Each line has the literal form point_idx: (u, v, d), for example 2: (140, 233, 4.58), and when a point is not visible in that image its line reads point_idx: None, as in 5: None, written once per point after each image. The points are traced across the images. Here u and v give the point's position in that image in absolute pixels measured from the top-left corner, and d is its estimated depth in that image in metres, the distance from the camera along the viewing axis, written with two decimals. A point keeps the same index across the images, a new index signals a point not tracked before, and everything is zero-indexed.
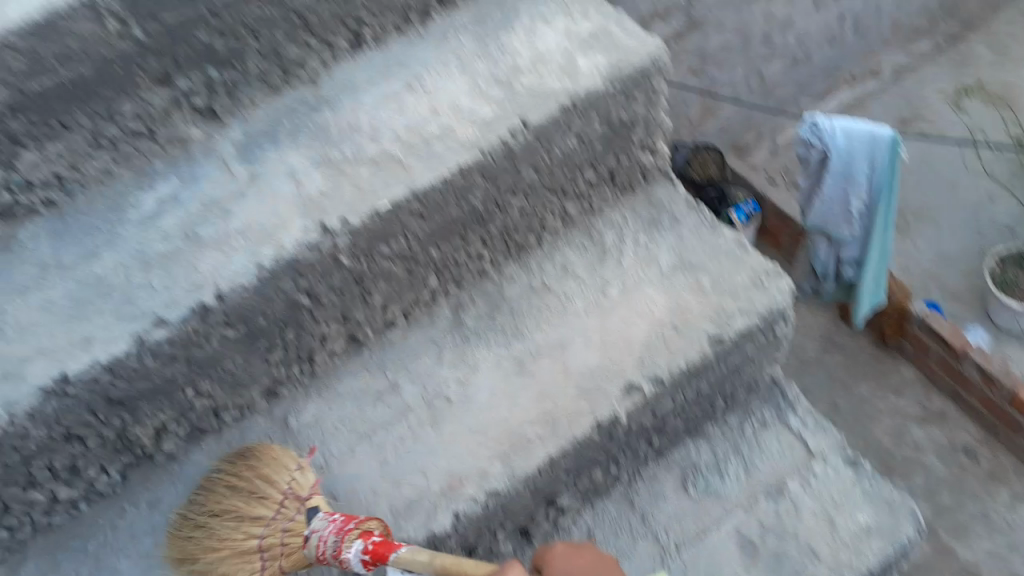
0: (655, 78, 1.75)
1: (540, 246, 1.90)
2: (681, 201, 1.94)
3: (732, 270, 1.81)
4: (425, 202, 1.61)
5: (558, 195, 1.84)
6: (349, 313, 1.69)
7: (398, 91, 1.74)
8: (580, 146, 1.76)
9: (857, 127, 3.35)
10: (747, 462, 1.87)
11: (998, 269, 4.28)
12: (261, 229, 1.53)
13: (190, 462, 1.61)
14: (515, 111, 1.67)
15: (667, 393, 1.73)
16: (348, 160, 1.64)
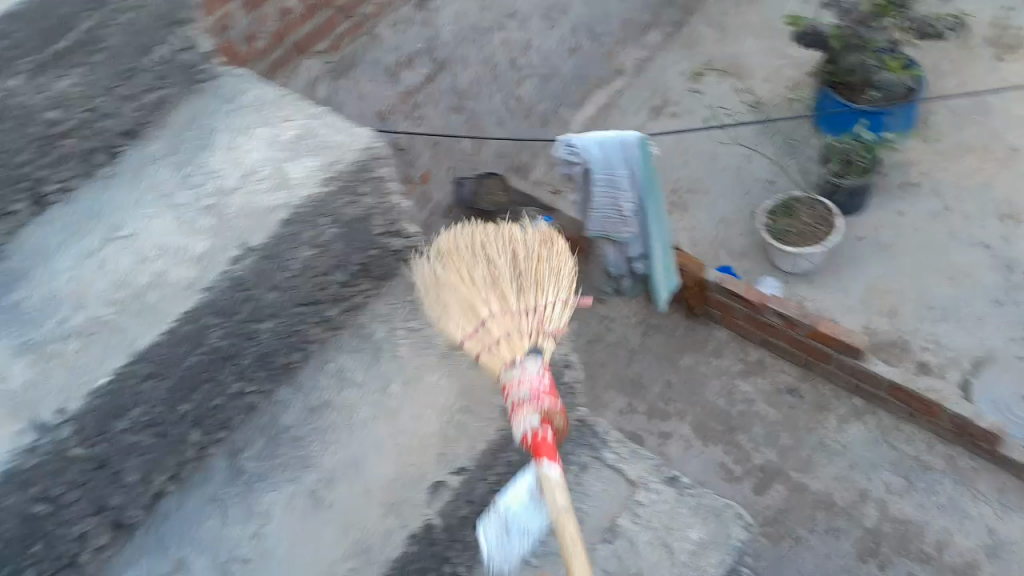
0: (377, 166, 1.67)
1: (308, 359, 1.76)
2: None
3: None
4: (152, 362, 1.42)
5: (310, 305, 1.70)
6: (104, 500, 1.46)
7: (97, 247, 1.54)
8: (317, 250, 1.64)
9: (605, 138, 3.53)
10: (576, 510, 1.84)
11: (769, 223, 4.52)
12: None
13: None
14: (232, 239, 1.53)
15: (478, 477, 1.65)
16: (50, 338, 1.44)
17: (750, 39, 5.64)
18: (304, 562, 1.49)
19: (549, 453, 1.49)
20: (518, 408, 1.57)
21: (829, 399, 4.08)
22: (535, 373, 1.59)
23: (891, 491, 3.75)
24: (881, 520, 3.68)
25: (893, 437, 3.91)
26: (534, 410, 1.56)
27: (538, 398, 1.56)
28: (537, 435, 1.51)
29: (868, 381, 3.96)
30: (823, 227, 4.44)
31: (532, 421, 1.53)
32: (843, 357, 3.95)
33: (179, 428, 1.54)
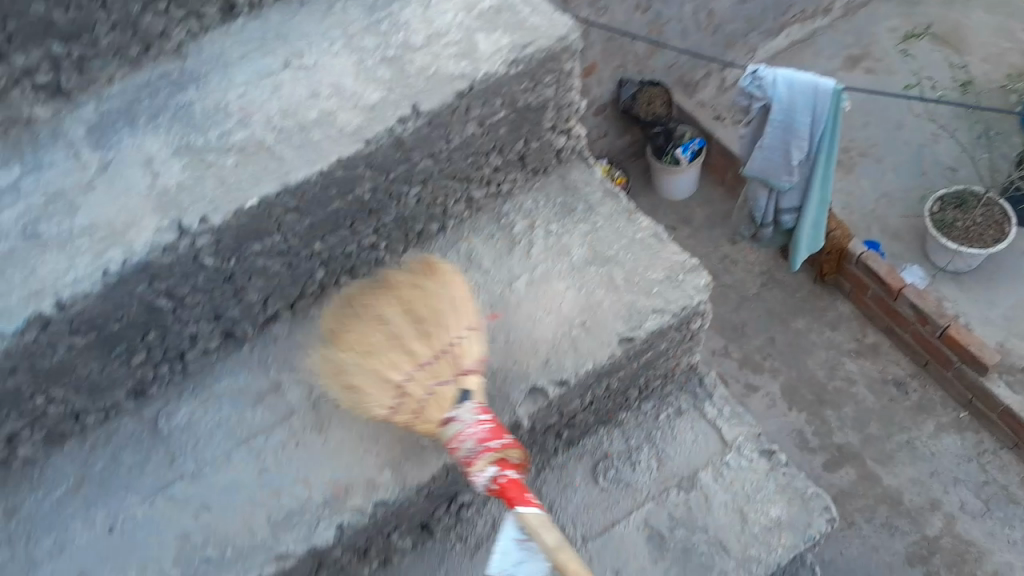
0: (566, 59, 1.58)
1: (444, 232, 1.75)
2: (598, 187, 1.77)
3: (648, 265, 1.67)
4: (300, 197, 1.44)
5: (461, 180, 1.67)
6: (221, 311, 1.55)
7: (276, 69, 1.57)
8: (482, 130, 1.59)
9: (797, 80, 3.32)
10: (658, 450, 1.84)
11: (938, 209, 4.17)
12: (106, 229, 1.39)
13: (49, 472, 1.52)
14: (406, 96, 1.50)
15: (572, 393, 1.62)
16: (211, 147, 1.48)
17: (982, 8, 5.03)
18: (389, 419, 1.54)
19: (517, 497, 1.39)
20: (471, 466, 1.43)
21: (934, 405, 3.84)
22: (467, 420, 1.45)
23: (964, 509, 3.55)
24: (944, 533, 3.50)
25: (986, 460, 3.67)
26: (486, 464, 1.41)
27: (484, 454, 1.41)
28: (501, 482, 1.40)
29: (983, 400, 3.76)
30: (993, 231, 4.08)
31: (489, 473, 1.41)
32: (964, 367, 3.76)
33: (303, 266, 1.59)
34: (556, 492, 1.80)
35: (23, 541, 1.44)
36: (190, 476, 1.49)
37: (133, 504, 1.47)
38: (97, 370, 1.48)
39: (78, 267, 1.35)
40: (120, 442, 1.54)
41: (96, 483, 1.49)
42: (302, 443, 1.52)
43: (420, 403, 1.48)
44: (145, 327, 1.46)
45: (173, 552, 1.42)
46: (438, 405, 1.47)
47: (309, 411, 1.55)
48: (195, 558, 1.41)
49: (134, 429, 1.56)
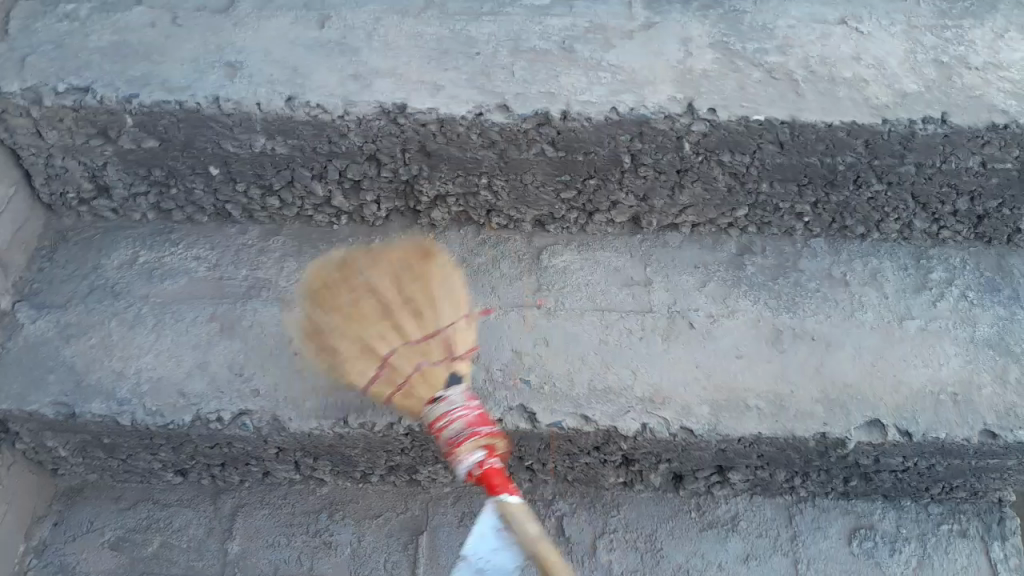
0: (952, 143, 1.27)
1: (862, 239, 1.48)
2: (889, 280, 1.43)
3: (919, 361, 1.34)
4: (558, 131, 1.24)
5: (917, 201, 1.39)
6: (651, 195, 1.39)
7: (620, 15, 1.36)
8: (980, 170, 1.32)
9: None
10: (766, 559, 1.48)
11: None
12: (552, 63, 1.28)
13: (306, 247, 1.42)
14: (939, 101, 1.26)
15: (785, 453, 1.33)
16: (746, 55, 1.30)
17: None
18: (733, 366, 1.34)
19: (502, 484, 1.09)
20: None
21: None
22: None
23: None
24: None
25: None
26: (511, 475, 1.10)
27: (473, 433, 1.11)
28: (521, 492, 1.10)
29: None
30: None
31: (478, 455, 1.10)
32: None
33: (736, 202, 1.41)
34: (808, 528, 1.51)
35: (252, 282, 1.38)
36: (473, 308, 1.37)
37: (230, 307, 1.35)
38: (429, 193, 1.35)
39: (541, 70, 1.27)
40: (434, 251, 1.43)
41: (222, 275, 1.39)
42: (557, 317, 1.38)
43: (407, 375, 1.18)
44: (495, 177, 1.33)
45: (258, 351, 1.32)
46: (424, 370, 1.18)
47: (663, 318, 1.40)
48: (250, 373, 1.29)
49: (411, 249, 1.43)
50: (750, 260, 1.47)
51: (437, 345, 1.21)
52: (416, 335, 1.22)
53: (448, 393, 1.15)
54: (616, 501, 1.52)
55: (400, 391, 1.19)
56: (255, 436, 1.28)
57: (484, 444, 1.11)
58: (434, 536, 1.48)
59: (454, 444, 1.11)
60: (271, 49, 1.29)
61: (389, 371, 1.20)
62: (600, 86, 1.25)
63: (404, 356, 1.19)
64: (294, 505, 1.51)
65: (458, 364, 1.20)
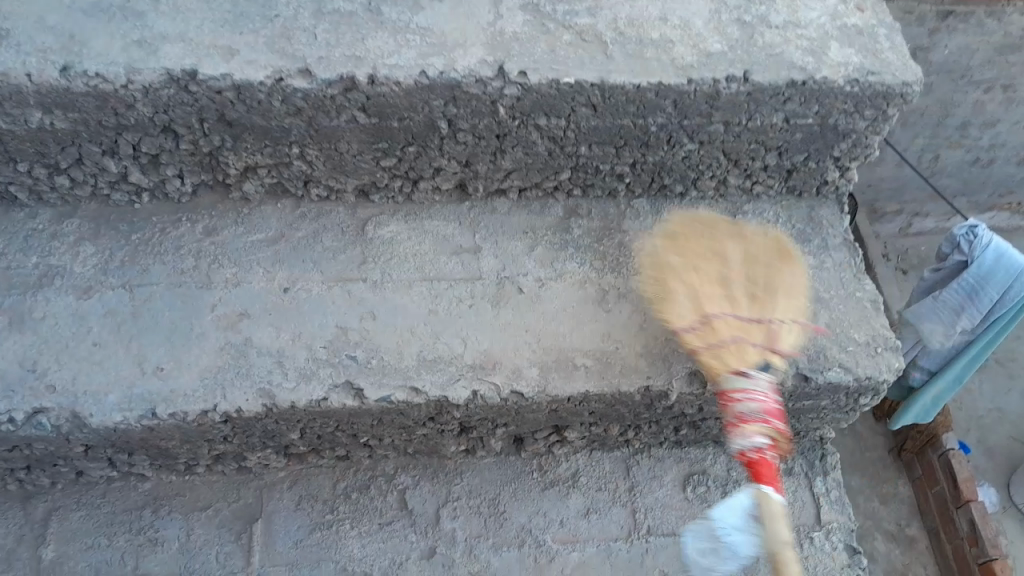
0: (755, 103, 1.32)
1: (682, 199, 1.52)
2: (708, 235, 1.49)
3: None
4: (370, 98, 1.23)
5: (730, 159, 1.44)
6: (473, 159, 1.39)
7: None
8: (784, 127, 1.37)
9: (1010, 254, 2.46)
10: (602, 510, 1.52)
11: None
12: (356, 24, 1.27)
13: (104, 229, 1.36)
14: (744, 59, 1.30)
15: (613, 407, 1.38)
16: (556, 17, 1.31)
17: None
18: (560, 328, 1.36)
19: (771, 476, 1.15)
20: (739, 423, 1.17)
21: None
22: (764, 388, 1.19)
23: None
24: None
25: None
26: (761, 432, 1.16)
27: (765, 421, 1.16)
28: (764, 457, 1.15)
29: None
30: None
31: (761, 441, 1.15)
32: None
33: (559, 165, 1.42)
34: (643, 478, 1.56)
35: (43, 269, 1.31)
36: (293, 286, 1.34)
37: (17, 297, 1.28)
38: (235, 163, 1.35)
39: (345, 33, 1.25)
40: (246, 228, 1.39)
41: (11, 261, 1.32)
42: (384, 289, 1.35)
43: (724, 338, 1.26)
44: (307, 146, 1.33)
45: (54, 347, 1.24)
46: (738, 346, 1.25)
47: (491, 285, 1.39)
48: (46, 368, 1.22)
49: (220, 227, 1.38)
50: (577, 222, 1.48)
51: (535, 351, 1.32)
52: (746, 313, 1.29)
53: (755, 374, 1.21)
54: (459, 469, 1.52)
55: (461, 371, 1.25)
56: (56, 435, 1.21)
57: (770, 435, 1.16)
58: (270, 522, 1.43)
59: (742, 420, 1.17)
60: (46, 16, 1.24)
61: (478, 376, 1.25)
62: (410, 48, 1.24)
63: (733, 323, 1.27)
64: (115, 503, 1.42)
65: (776, 358, 1.27)
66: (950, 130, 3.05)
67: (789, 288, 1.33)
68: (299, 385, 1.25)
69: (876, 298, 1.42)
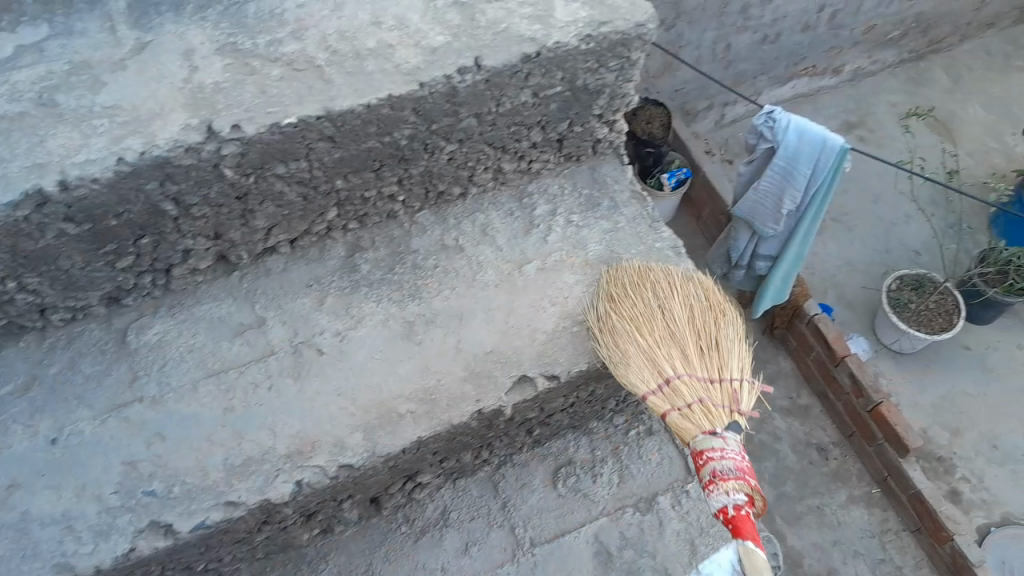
0: (499, 87, 1.24)
1: (463, 197, 1.46)
2: (501, 232, 1.43)
3: (543, 300, 1.36)
4: (72, 205, 1.06)
5: (496, 147, 1.37)
6: (222, 230, 1.24)
7: (105, 43, 1.16)
8: (536, 101, 1.31)
9: (811, 129, 2.51)
10: (482, 537, 1.46)
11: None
12: (30, 126, 1.08)
13: None
14: (470, 46, 1.21)
15: (454, 438, 1.31)
16: (257, 53, 1.17)
17: None
18: (376, 378, 1.26)
19: (751, 532, 1.10)
20: (712, 483, 1.17)
21: (853, 474, 2.63)
22: (737, 446, 1.19)
23: None
24: None
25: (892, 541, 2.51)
26: (739, 489, 1.14)
27: (742, 477, 1.15)
28: (742, 513, 1.13)
29: (900, 480, 2.50)
30: None
31: (740, 497, 1.14)
32: (885, 446, 2.54)
33: (319, 205, 1.29)
34: (513, 490, 1.52)
35: None
36: (61, 433, 1.16)
37: None
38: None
39: (19, 139, 1.06)
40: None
41: None
42: (166, 404, 1.20)
43: (688, 398, 1.25)
44: (23, 276, 1.13)
45: None
46: (710, 404, 1.24)
47: (288, 355, 1.27)
48: None
49: None
50: (363, 257, 1.37)
51: (723, 393, 1.26)
52: (698, 367, 1.29)
53: (725, 433, 1.20)
54: (324, 552, 1.42)
55: (678, 417, 1.24)
56: None
57: (748, 492, 1.15)
58: None
59: (719, 478, 1.16)
60: None
61: (683, 405, 1.25)
62: (98, 137, 1.07)
63: (687, 380, 1.26)
64: None
65: (739, 415, 1.24)
66: (734, 16, 3.06)
67: (679, 322, 1.31)
68: (98, 544, 1.09)
69: (677, 245, 1.45)
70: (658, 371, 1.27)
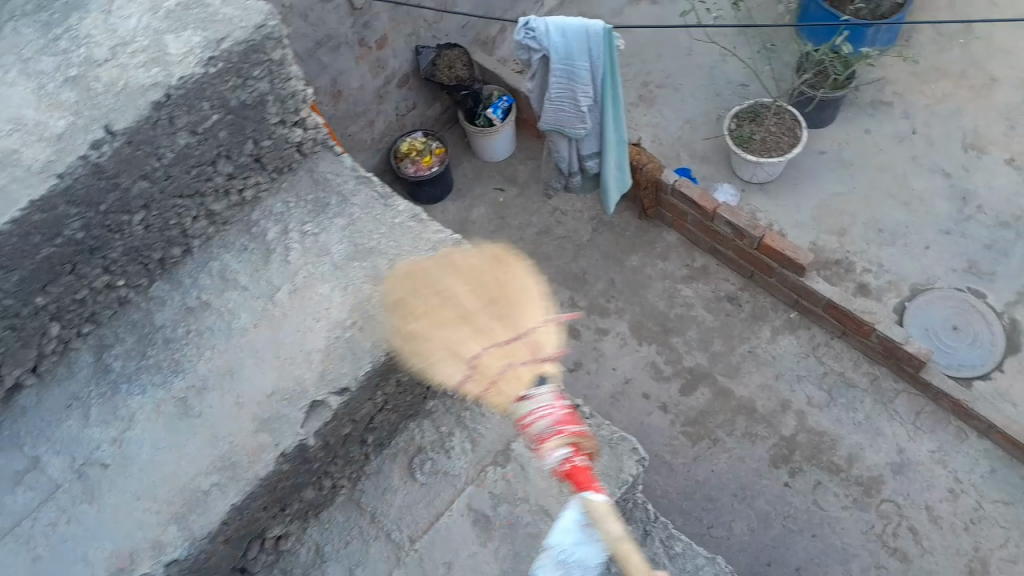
0: (147, 142, 1.20)
1: (190, 255, 1.41)
2: (247, 270, 1.39)
3: (313, 316, 1.34)
4: None
5: (189, 197, 1.34)
6: None
7: None
8: (200, 138, 1.28)
9: (568, 23, 2.57)
10: (363, 552, 1.46)
11: (734, 124, 3.25)
12: None
13: None
14: (95, 117, 1.16)
15: (283, 485, 1.31)
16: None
17: None
18: (169, 467, 1.23)
19: (589, 479, 1.10)
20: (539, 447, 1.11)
21: (767, 310, 2.91)
22: (548, 399, 1.13)
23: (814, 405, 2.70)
24: (798, 431, 2.66)
25: (822, 354, 2.80)
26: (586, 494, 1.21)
27: (560, 433, 1.10)
28: (578, 464, 1.11)
29: (806, 296, 2.80)
30: (789, 135, 3.18)
31: (565, 453, 1.09)
32: (787, 272, 2.79)
33: (38, 325, 1.26)
34: (374, 498, 1.51)
35: None
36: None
37: None
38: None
39: None
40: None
41: None
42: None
43: (494, 376, 1.20)
44: None
45: None
46: (512, 374, 1.19)
47: (76, 483, 1.23)
48: None
49: None
50: (112, 357, 1.32)
51: (525, 346, 1.21)
52: (501, 339, 1.23)
53: (536, 393, 1.15)
54: None
55: (491, 390, 1.20)
56: None
57: (571, 444, 1.11)
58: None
59: (540, 440, 1.10)
60: None
61: (495, 372, 1.20)
62: None
63: (489, 358, 1.21)
64: None
65: (547, 366, 1.20)
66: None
67: (522, 293, 1.26)
68: None
69: (415, 212, 1.43)
70: (491, 339, 1.22)
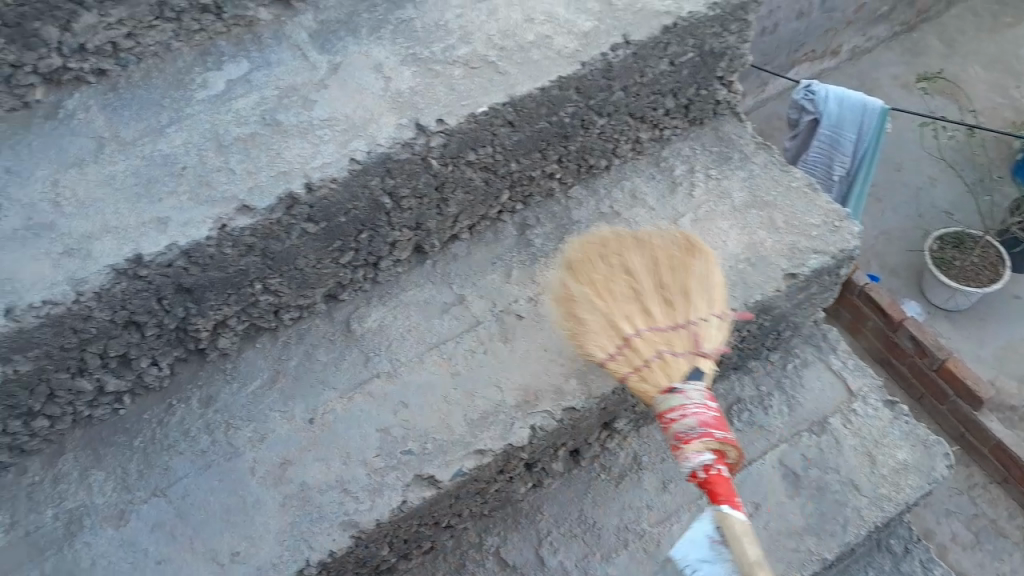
0: (644, 57, 1.41)
1: (608, 170, 1.59)
2: (656, 193, 1.55)
3: (713, 242, 1.48)
4: (315, 203, 1.23)
5: (637, 118, 1.53)
6: (422, 220, 1.39)
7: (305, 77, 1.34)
8: (672, 69, 1.48)
9: (848, 95, 2.49)
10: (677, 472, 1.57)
11: (936, 245, 3.33)
12: (264, 144, 1.26)
13: (104, 452, 1.26)
14: (616, 25, 1.39)
15: None
16: (438, 59, 1.36)
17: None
18: None
19: (724, 494, 1.14)
20: (682, 447, 1.17)
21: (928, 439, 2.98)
22: (698, 399, 1.19)
23: (956, 542, 2.72)
24: None
25: (976, 493, 2.82)
26: (706, 447, 1.15)
27: (707, 435, 1.16)
28: (714, 474, 1.15)
29: (976, 433, 2.89)
30: (988, 272, 3.24)
31: (707, 458, 1.15)
32: (960, 401, 2.89)
33: (497, 189, 1.45)
34: None
35: (62, 520, 1.18)
36: (316, 413, 1.29)
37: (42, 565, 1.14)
38: (205, 326, 1.29)
39: (261, 155, 1.25)
40: (242, 383, 1.33)
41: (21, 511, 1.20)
42: (400, 376, 1.33)
43: (649, 358, 1.26)
44: (268, 278, 1.29)
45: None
46: (675, 364, 1.25)
47: (494, 325, 1.39)
48: None
49: (215, 394, 1.32)
50: (535, 232, 1.51)
51: (686, 337, 1.28)
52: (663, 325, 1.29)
53: (685, 388, 1.21)
54: (535, 505, 1.53)
55: (637, 375, 1.26)
56: None
57: (715, 448, 1.16)
58: None
59: (683, 441, 1.17)
60: None
61: (641, 364, 1.26)
62: (325, 144, 1.25)
63: (647, 339, 1.27)
64: None
65: (705, 361, 1.26)
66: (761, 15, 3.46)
67: (698, 281, 1.32)
68: (371, 504, 1.21)
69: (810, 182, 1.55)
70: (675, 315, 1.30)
